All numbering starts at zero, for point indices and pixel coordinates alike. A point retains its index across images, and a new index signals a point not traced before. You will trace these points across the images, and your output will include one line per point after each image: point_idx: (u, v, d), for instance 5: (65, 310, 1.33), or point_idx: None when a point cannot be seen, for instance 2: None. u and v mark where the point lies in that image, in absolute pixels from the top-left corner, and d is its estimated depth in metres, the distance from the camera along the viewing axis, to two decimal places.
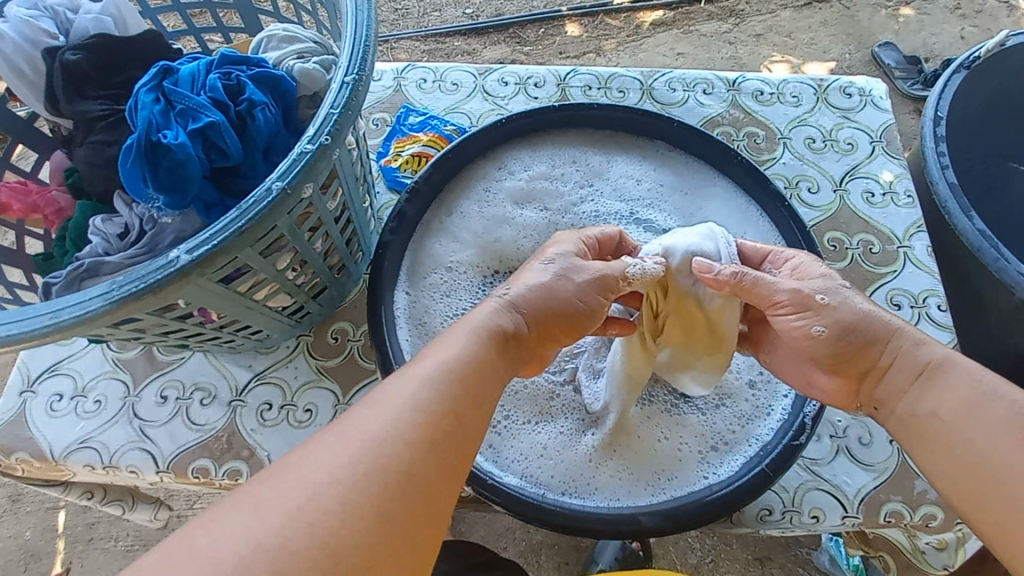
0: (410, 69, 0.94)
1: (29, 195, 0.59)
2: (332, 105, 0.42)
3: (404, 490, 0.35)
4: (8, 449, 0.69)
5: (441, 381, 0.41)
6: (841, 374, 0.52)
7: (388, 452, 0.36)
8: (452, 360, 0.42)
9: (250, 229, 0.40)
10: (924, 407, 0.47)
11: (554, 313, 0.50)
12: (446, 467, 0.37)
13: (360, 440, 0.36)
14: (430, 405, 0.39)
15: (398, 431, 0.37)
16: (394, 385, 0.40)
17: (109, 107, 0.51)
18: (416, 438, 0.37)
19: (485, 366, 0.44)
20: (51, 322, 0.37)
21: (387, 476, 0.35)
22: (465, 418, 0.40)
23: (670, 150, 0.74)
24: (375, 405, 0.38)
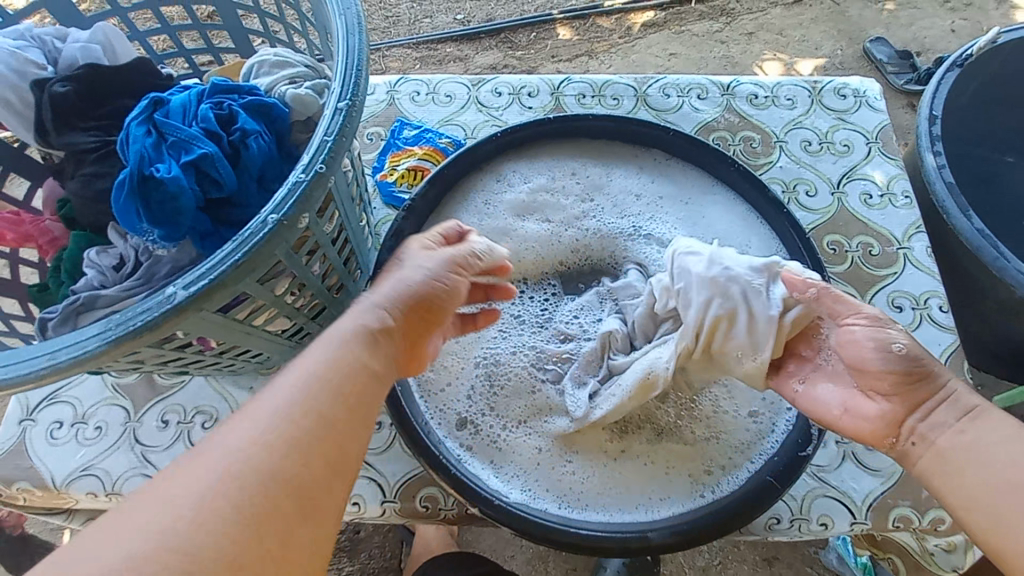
0: (403, 82, 0.94)
1: (22, 225, 0.58)
2: (326, 133, 0.42)
3: (268, 498, 0.34)
4: (10, 479, 0.69)
5: (306, 383, 0.40)
6: (895, 396, 0.50)
7: (253, 463, 0.35)
8: (312, 363, 0.41)
9: (248, 262, 0.39)
10: (964, 441, 0.47)
11: (410, 313, 0.47)
12: (316, 468, 0.37)
13: (223, 455, 0.35)
14: (292, 410, 0.38)
15: (265, 438, 0.36)
16: (264, 392, 0.39)
17: (100, 139, 0.51)
18: (280, 447, 0.36)
19: (352, 363, 0.42)
20: (49, 364, 0.36)
21: (252, 485, 0.34)
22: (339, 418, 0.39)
23: (667, 157, 0.74)
24: (243, 417, 0.37)
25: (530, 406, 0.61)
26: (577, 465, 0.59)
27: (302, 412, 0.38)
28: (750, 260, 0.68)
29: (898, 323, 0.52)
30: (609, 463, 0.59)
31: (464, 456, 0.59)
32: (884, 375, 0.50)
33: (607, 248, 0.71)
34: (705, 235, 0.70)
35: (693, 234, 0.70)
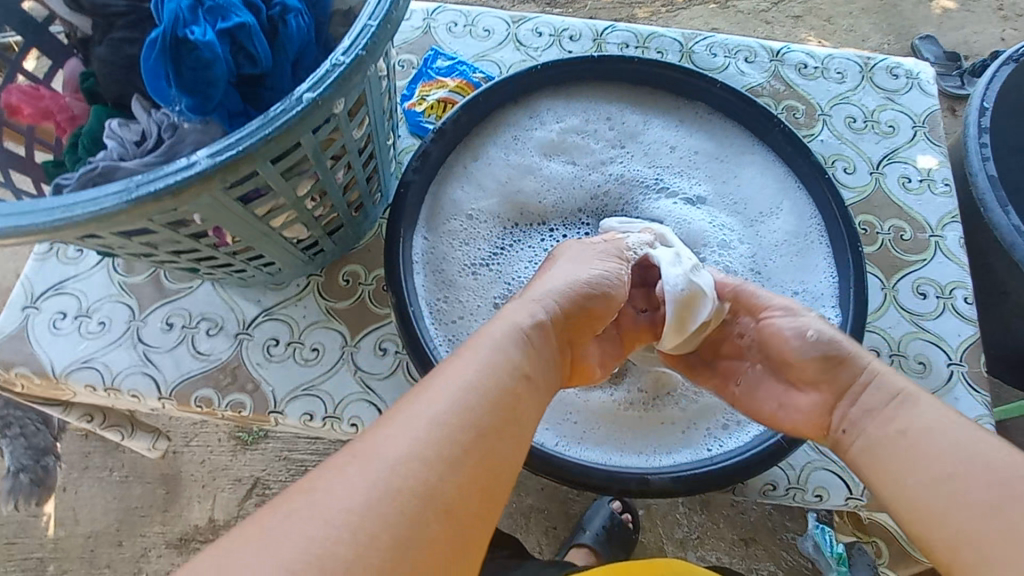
0: (441, 11, 0.90)
1: (42, 101, 0.57)
2: (371, 16, 0.40)
3: (430, 511, 0.32)
4: (8, 364, 0.68)
5: (450, 416, 0.36)
6: (821, 385, 0.50)
7: (416, 468, 0.33)
8: (463, 393, 0.37)
9: (277, 139, 0.38)
10: (895, 424, 0.43)
11: (584, 307, 0.49)
12: (480, 480, 0.34)
13: (385, 460, 0.33)
14: (429, 447, 0.34)
15: (424, 442, 0.34)
16: (431, 384, 0.38)
17: (131, 4, 0.48)
18: (440, 457, 0.34)
19: (524, 369, 0.41)
20: (65, 216, 0.35)
21: (416, 493, 0.32)
22: (498, 425, 0.37)
23: (709, 112, 0.71)
24: (391, 424, 0.35)
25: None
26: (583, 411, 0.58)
27: (463, 420, 0.36)
28: (782, 223, 0.66)
29: (812, 316, 0.52)
30: (615, 411, 0.59)
31: None
32: (802, 365, 0.51)
33: (634, 199, 0.68)
34: (740, 193, 0.68)
35: (725, 190, 0.68)
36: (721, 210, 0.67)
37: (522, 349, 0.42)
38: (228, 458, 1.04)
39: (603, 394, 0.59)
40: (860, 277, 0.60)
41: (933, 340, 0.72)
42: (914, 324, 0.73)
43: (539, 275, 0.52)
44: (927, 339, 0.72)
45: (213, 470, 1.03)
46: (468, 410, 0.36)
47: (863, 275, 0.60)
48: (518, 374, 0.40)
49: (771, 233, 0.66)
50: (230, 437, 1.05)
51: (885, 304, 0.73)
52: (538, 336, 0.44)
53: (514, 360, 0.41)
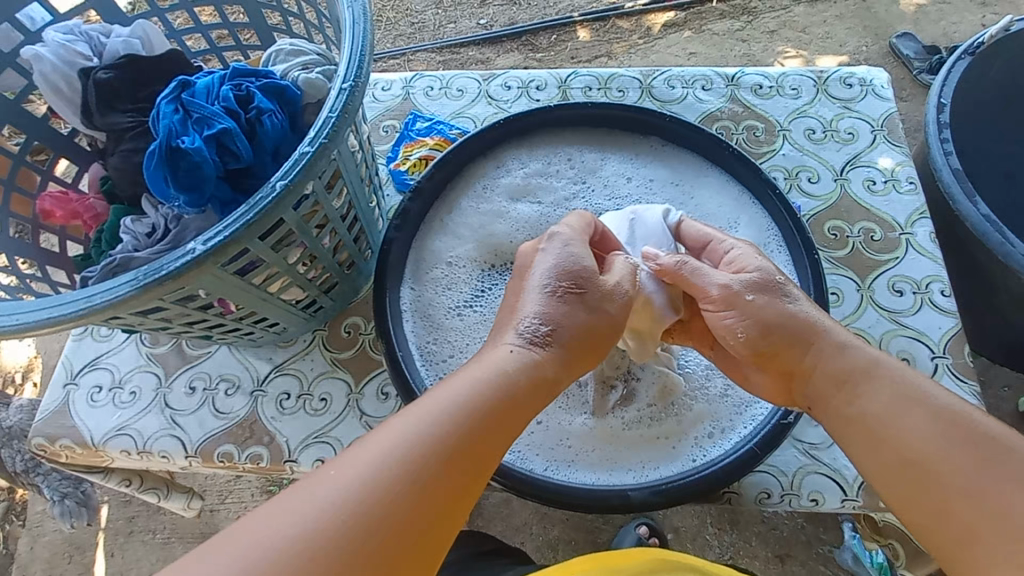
0: (418, 78, 0.99)
1: (70, 203, 0.65)
2: (331, 110, 0.47)
3: (392, 540, 0.35)
4: (53, 437, 0.76)
5: (419, 448, 0.39)
6: (769, 371, 0.56)
7: (365, 513, 0.35)
8: (434, 427, 0.40)
9: (258, 221, 0.44)
10: (855, 411, 0.49)
11: (577, 341, 0.50)
12: (432, 532, 0.37)
13: (337, 502, 0.35)
14: (400, 481, 0.37)
15: (377, 489, 0.36)
16: (397, 423, 0.40)
17: (136, 119, 0.58)
18: (391, 508, 0.36)
19: (497, 420, 0.43)
20: (87, 305, 0.42)
21: (365, 539, 0.34)
22: (459, 478, 0.39)
23: (664, 142, 0.77)
24: (342, 465, 0.37)
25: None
26: (574, 437, 0.61)
27: (414, 471, 0.38)
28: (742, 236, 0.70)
29: (781, 280, 0.56)
30: (607, 430, 0.61)
31: None
32: (753, 350, 0.55)
33: None
34: (699, 212, 0.73)
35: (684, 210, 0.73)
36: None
37: (502, 379, 0.45)
38: None
39: (591, 419, 0.62)
40: (817, 282, 0.64)
41: (914, 335, 0.74)
42: (894, 321, 0.74)
43: (519, 291, 0.53)
44: (908, 335, 0.73)
45: None
46: (427, 461, 0.38)
47: (819, 278, 0.65)
48: (492, 408, 0.43)
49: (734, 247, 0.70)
50: (261, 491, 1.10)
51: (862, 305, 0.75)
52: (525, 385, 0.46)
53: (487, 408, 0.43)
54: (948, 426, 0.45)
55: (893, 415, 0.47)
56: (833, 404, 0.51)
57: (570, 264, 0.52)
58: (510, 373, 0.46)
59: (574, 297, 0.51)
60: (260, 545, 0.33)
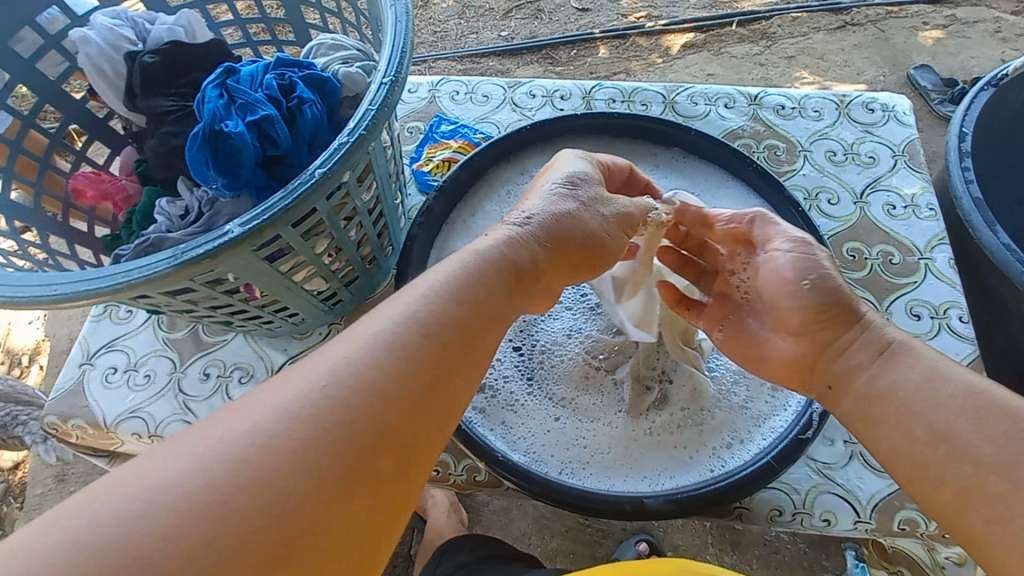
0: (444, 82, 1.00)
1: (102, 184, 0.67)
2: (371, 102, 0.48)
3: (395, 401, 0.35)
4: (66, 416, 0.76)
5: (418, 316, 0.39)
6: (804, 336, 0.54)
7: (350, 387, 0.34)
8: (437, 302, 0.41)
9: (294, 208, 0.45)
10: (877, 386, 0.48)
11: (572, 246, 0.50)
12: (427, 416, 0.36)
13: (320, 381, 0.34)
14: (398, 343, 0.37)
15: (364, 364, 0.35)
16: (394, 305, 0.40)
17: (177, 103, 0.59)
18: (382, 384, 0.35)
19: (489, 312, 0.43)
20: (123, 280, 0.42)
21: (346, 407, 0.33)
22: (453, 364, 0.38)
23: (685, 155, 0.78)
24: (328, 352, 0.36)
25: (540, 372, 0.66)
26: (590, 434, 0.62)
27: (403, 352, 0.36)
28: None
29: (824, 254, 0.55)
30: (625, 435, 0.62)
31: (476, 418, 0.62)
32: (789, 317, 0.54)
33: None
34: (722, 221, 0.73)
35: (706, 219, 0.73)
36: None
37: (499, 264, 0.45)
38: None
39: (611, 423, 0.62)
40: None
41: None
42: None
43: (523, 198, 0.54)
44: None
45: None
46: (417, 343, 0.37)
47: None
48: (489, 286, 0.44)
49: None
50: None
51: None
52: (510, 273, 0.46)
53: (475, 292, 0.43)
54: (970, 416, 0.43)
55: (910, 397, 0.46)
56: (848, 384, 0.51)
57: (577, 178, 0.54)
58: (506, 268, 0.46)
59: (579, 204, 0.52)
60: (222, 434, 0.31)
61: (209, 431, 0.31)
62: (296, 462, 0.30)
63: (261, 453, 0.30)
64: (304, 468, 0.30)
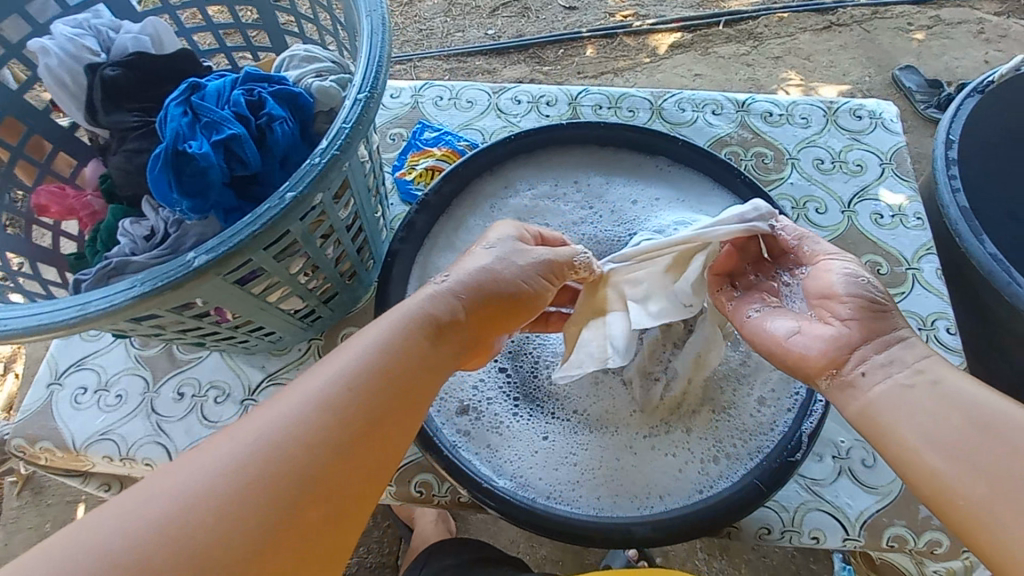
0: (427, 87, 0.98)
1: (66, 199, 0.63)
2: (345, 121, 0.46)
3: (324, 457, 0.35)
4: (33, 438, 0.73)
5: (354, 370, 0.40)
6: (852, 321, 0.50)
7: (276, 443, 0.35)
8: (373, 355, 0.41)
9: (263, 232, 0.43)
10: (921, 387, 0.45)
11: (493, 299, 0.49)
12: (359, 464, 0.36)
13: (248, 440, 0.34)
14: (332, 397, 0.38)
15: (292, 419, 0.36)
16: (336, 358, 0.41)
17: (142, 119, 0.56)
18: (310, 437, 0.35)
19: (420, 360, 0.43)
20: (79, 313, 0.40)
21: (272, 465, 0.34)
22: (384, 413, 0.39)
23: (669, 163, 0.77)
24: (268, 405, 0.37)
25: (527, 396, 0.64)
26: (569, 455, 0.60)
27: (334, 407, 0.37)
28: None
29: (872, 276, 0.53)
30: (617, 452, 0.60)
31: (460, 442, 0.60)
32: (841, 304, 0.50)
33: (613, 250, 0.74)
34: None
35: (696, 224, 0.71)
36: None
37: (434, 315, 0.45)
38: None
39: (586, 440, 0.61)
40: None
41: None
42: None
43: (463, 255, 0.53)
44: None
45: None
46: (346, 396, 0.38)
47: None
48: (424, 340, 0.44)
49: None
50: None
51: None
52: (440, 329, 0.45)
53: (407, 348, 0.43)
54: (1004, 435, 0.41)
55: (943, 409, 0.43)
56: (872, 393, 0.47)
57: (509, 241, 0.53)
58: (436, 318, 0.45)
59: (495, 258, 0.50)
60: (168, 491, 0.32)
61: (145, 488, 0.32)
62: (222, 520, 0.31)
63: (187, 512, 0.31)
64: (229, 527, 0.31)
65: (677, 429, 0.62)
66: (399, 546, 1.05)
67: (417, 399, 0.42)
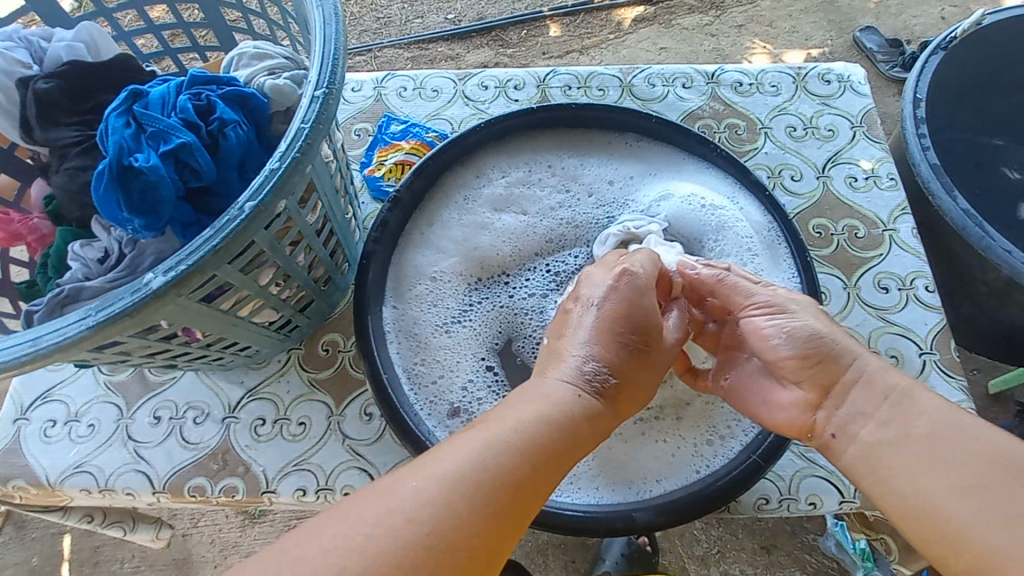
0: (390, 78, 0.94)
1: (11, 224, 0.59)
2: (303, 120, 0.43)
3: (482, 550, 0.35)
4: (4, 478, 0.69)
5: (511, 454, 0.38)
6: (804, 382, 0.52)
7: (422, 528, 0.34)
8: (530, 435, 0.40)
9: (225, 247, 0.40)
10: (895, 432, 0.46)
11: (622, 389, 0.47)
12: (492, 554, 0.35)
13: (394, 519, 0.34)
14: (494, 486, 0.37)
15: (436, 505, 0.35)
16: (482, 435, 0.39)
17: (81, 133, 0.52)
18: (453, 527, 0.34)
19: (555, 448, 0.41)
20: (30, 349, 0.37)
21: (439, 558, 0.33)
22: (521, 502, 0.37)
23: (639, 139, 0.75)
24: (422, 478, 0.36)
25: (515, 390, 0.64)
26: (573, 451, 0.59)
27: (492, 496, 0.36)
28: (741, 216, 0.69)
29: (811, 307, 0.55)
30: (633, 447, 0.60)
31: None
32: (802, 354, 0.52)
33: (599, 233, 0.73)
34: (689, 197, 0.71)
35: (672, 197, 0.71)
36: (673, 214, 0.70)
37: (583, 399, 0.45)
38: (237, 535, 1.03)
39: None
40: (809, 272, 0.65)
41: (901, 332, 0.74)
42: (882, 318, 0.74)
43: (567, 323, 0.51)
44: (895, 332, 0.74)
45: (223, 549, 1.02)
46: (504, 485, 0.37)
47: (811, 272, 0.64)
48: (578, 425, 0.43)
49: (734, 225, 0.69)
50: (237, 514, 1.04)
51: (850, 303, 0.75)
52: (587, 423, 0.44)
53: (558, 438, 0.41)
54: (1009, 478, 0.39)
55: (925, 462, 0.43)
56: (852, 447, 0.48)
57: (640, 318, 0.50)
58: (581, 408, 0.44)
59: (631, 350, 0.48)
60: None
61: None
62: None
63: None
64: None
65: (670, 415, 0.62)
66: None
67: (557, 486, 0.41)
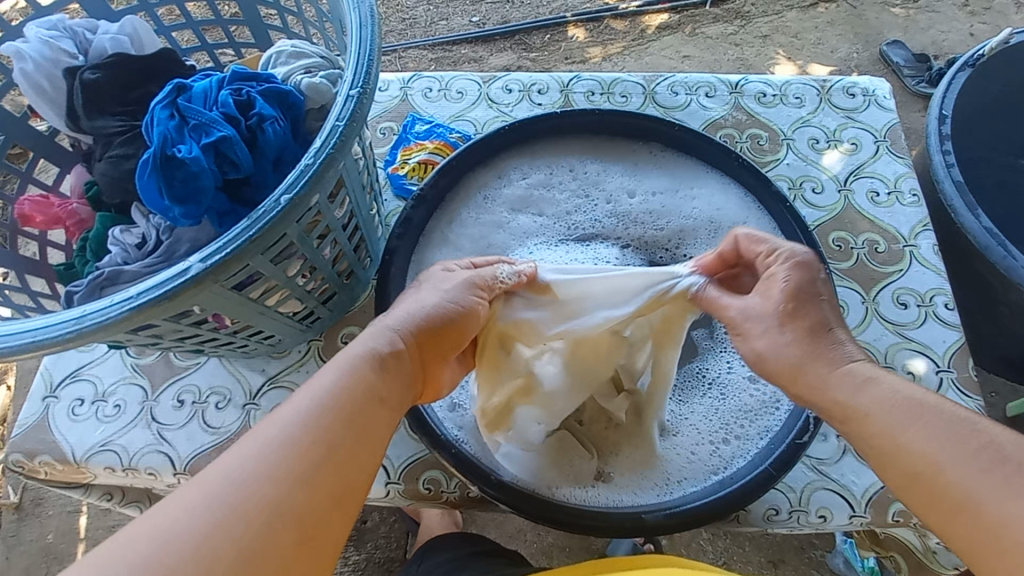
0: (416, 79, 0.96)
1: (50, 208, 0.61)
2: (338, 118, 0.44)
3: (295, 486, 0.36)
4: (32, 453, 0.72)
5: (321, 402, 0.40)
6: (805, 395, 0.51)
7: (252, 481, 0.35)
8: (335, 382, 0.42)
9: (261, 237, 0.42)
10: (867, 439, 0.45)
11: (432, 325, 0.49)
12: (325, 491, 0.37)
13: (223, 479, 0.35)
14: (301, 431, 0.38)
15: (253, 458, 0.36)
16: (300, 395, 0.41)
17: (125, 123, 0.55)
18: (279, 468, 0.36)
19: (375, 389, 0.43)
20: (75, 328, 0.39)
21: (247, 501, 0.34)
22: (353, 443, 0.40)
23: (663, 149, 0.76)
24: (244, 439, 0.37)
25: None
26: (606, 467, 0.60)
27: (306, 441, 0.38)
28: None
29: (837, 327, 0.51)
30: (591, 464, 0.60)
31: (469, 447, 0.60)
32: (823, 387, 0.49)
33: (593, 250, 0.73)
34: (697, 219, 0.73)
35: (680, 220, 0.73)
36: (679, 238, 0.73)
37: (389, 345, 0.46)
38: None
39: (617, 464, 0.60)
40: None
41: (918, 348, 0.73)
42: (899, 333, 0.74)
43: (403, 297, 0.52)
44: (913, 348, 0.73)
45: None
46: (318, 429, 0.39)
47: None
48: (382, 365, 0.45)
49: None
50: None
51: (867, 317, 0.75)
52: (383, 366, 0.45)
53: (367, 386, 0.43)
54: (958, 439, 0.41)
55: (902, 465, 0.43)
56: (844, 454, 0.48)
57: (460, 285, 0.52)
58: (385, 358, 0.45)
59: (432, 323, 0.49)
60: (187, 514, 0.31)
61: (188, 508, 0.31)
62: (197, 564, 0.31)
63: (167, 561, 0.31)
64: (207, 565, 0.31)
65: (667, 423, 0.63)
66: (407, 539, 1.04)
67: (377, 429, 0.42)
